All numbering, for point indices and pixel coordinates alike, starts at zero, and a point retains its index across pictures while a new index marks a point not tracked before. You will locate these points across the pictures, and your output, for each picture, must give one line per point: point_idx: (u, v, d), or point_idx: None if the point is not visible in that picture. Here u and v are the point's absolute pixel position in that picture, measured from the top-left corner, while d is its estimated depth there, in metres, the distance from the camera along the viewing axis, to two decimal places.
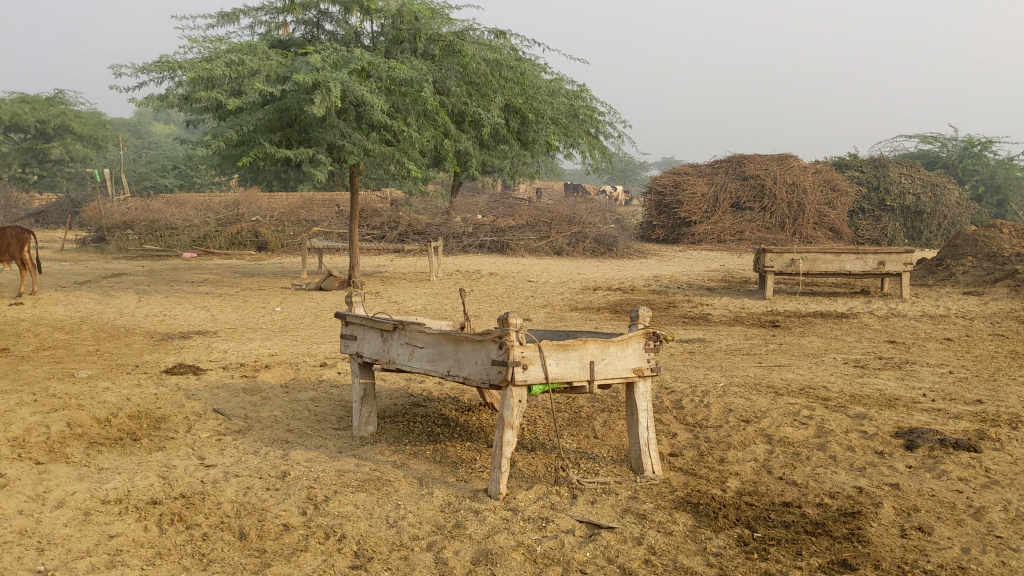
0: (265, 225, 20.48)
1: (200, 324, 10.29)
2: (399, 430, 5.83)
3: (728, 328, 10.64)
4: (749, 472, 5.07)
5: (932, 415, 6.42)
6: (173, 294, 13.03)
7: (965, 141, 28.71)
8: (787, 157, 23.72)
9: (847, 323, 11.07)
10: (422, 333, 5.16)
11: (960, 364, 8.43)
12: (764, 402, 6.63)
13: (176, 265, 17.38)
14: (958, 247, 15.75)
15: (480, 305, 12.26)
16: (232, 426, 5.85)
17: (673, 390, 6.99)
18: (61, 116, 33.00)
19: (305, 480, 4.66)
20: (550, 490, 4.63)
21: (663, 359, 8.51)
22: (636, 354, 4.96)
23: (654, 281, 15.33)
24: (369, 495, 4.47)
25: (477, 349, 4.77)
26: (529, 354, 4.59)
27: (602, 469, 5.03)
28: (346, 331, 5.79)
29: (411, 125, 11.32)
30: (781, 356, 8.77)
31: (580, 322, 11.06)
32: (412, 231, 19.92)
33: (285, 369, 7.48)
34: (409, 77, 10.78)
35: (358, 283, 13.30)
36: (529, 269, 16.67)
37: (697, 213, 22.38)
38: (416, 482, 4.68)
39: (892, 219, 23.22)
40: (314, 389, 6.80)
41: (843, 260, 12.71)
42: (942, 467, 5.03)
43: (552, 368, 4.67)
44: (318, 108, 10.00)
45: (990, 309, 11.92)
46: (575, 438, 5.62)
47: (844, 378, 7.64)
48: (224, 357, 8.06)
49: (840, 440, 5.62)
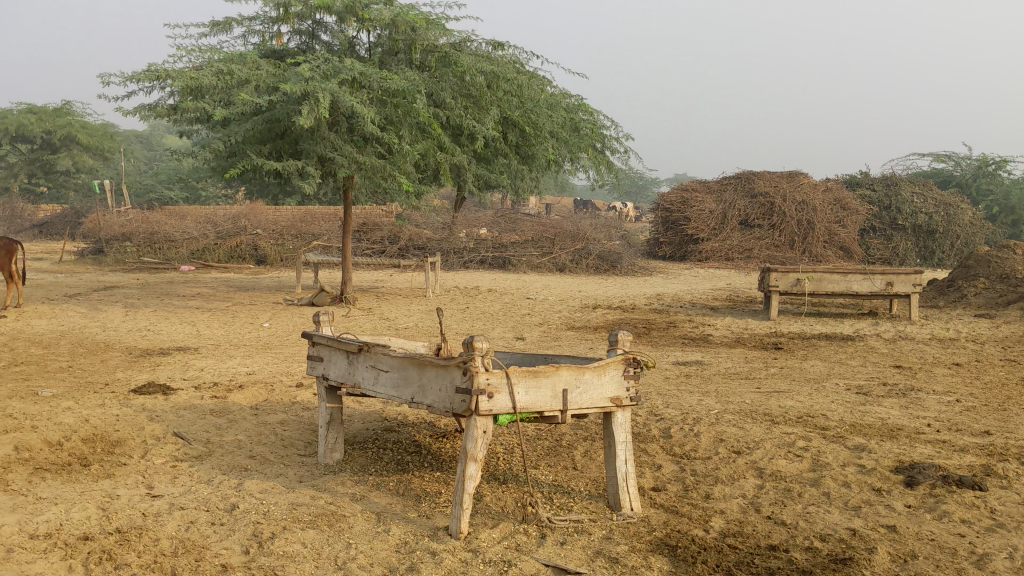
0: (265, 239, 20.26)
1: (183, 340, 10.01)
2: (368, 458, 5.50)
3: (729, 350, 10.29)
4: (735, 510, 4.72)
5: (936, 447, 6.05)
6: (162, 308, 12.76)
7: (980, 160, 28.27)
8: (797, 174, 23.29)
9: (852, 346, 10.69)
10: (387, 356, 4.84)
11: (969, 392, 8.04)
12: (757, 432, 6.27)
13: (171, 278, 17.14)
14: (970, 268, 15.35)
15: (475, 323, 11.94)
16: (190, 451, 5.53)
17: (662, 416, 6.64)
18: (68, 127, 32.92)
19: (254, 514, 4.33)
20: (518, 529, 4.30)
21: (657, 383, 8.15)
22: (614, 382, 4.63)
23: (656, 299, 14.99)
24: (320, 531, 4.13)
25: (442, 375, 4.45)
26: (496, 381, 4.26)
27: (577, 505, 4.69)
28: (313, 353, 5.47)
29: (404, 138, 11.05)
30: (781, 381, 8.40)
31: (575, 341, 10.73)
32: (413, 246, 19.63)
33: (259, 390, 7.16)
34: (401, 87, 10.52)
35: (351, 299, 13.01)
36: (529, 286, 16.35)
37: (704, 230, 22.05)
38: (373, 518, 4.34)
39: (904, 238, 22.80)
40: (284, 412, 6.48)
41: (850, 281, 12.34)
42: (944, 507, 4.66)
43: (521, 397, 4.34)
44: (306, 120, 9.75)
45: (1002, 333, 11.52)
46: (552, 470, 5.28)
47: (845, 406, 7.27)
48: (199, 376, 7.75)
49: (835, 475, 5.26)
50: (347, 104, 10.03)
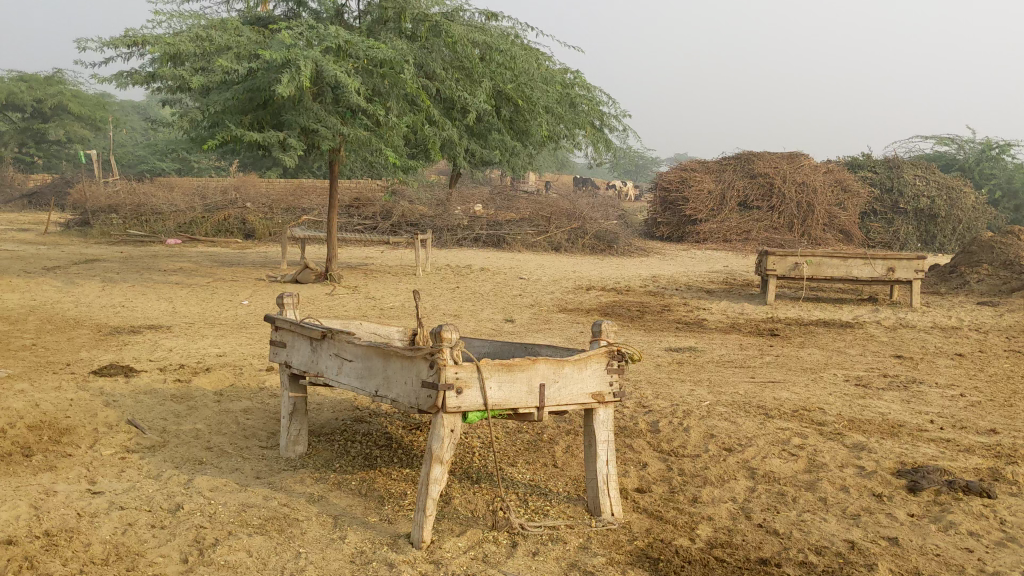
0: (254, 212, 19.82)
1: (157, 318, 9.63)
2: (333, 452, 5.15)
3: (723, 336, 9.92)
4: (725, 517, 4.36)
5: (939, 447, 5.69)
6: (141, 282, 12.37)
7: (983, 144, 27.82)
8: (797, 154, 22.87)
9: (851, 333, 10.33)
10: (351, 344, 4.46)
11: (973, 385, 7.68)
12: (750, 427, 5.92)
13: (156, 252, 16.70)
14: (972, 254, 14.96)
15: (462, 304, 11.55)
16: (143, 441, 5.17)
17: (650, 409, 6.27)
18: (58, 96, 32.39)
19: (199, 517, 3.96)
20: (486, 537, 3.93)
21: (646, 371, 7.79)
22: (595, 377, 4.27)
23: (652, 281, 14.60)
24: (268, 539, 3.77)
25: (407, 367, 4.05)
26: (465, 375, 3.88)
27: (553, 509, 4.32)
28: (276, 338, 5.11)
29: (392, 111, 10.63)
30: (777, 370, 8.04)
31: (565, 325, 10.37)
32: (405, 222, 19.17)
33: (226, 374, 6.80)
34: (388, 57, 10.08)
35: (336, 277, 12.60)
36: (522, 266, 15.96)
37: (702, 211, 21.55)
38: (329, 523, 3.99)
39: (905, 222, 22.40)
40: (249, 399, 6.11)
41: (850, 266, 11.95)
42: (950, 517, 4.31)
43: (493, 392, 3.96)
44: (285, 89, 9.31)
45: (1006, 322, 11.16)
46: (529, 468, 4.92)
47: (843, 400, 6.92)
48: (166, 358, 7.39)
49: (833, 478, 4.90)
50: (329, 73, 9.59)
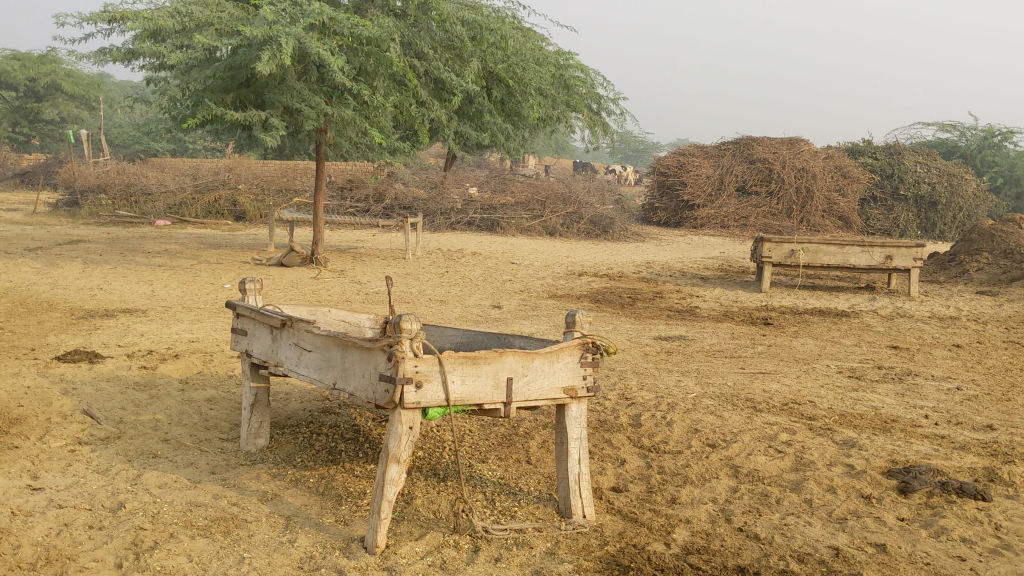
0: (245, 194, 19.53)
1: (134, 301, 9.38)
2: (296, 446, 4.91)
3: (715, 325, 9.66)
4: (703, 519, 4.12)
5: (933, 445, 5.45)
6: (123, 264, 12.10)
7: (986, 131, 27.48)
8: (797, 140, 22.55)
9: (847, 323, 10.08)
10: (310, 333, 4.19)
11: (970, 378, 7.43)
12: (737, 421, 5.67)
13: (143, 234, 16.41)
14: (972, 242, 14.68)
15: (450, 289, 11.29)
16: (97, 432, 4.93)
17: (634, 401, 6.02)
18: (52, 74, 31.93)
19: (141, 517, 3.73)
20: (446, 542, 3.68)
21: (633, 361, 7.53)
22: (567, 370, 4.02)
23: (646, 267, 14.32)
24: (211, 542, 3.53)
25: (365, 359, 3.78)
26: (426, 368, 3.61)
27: (522, 510, 4.08)
28: (237, 325, 4.86)
29: (378, 90, 10.34)
30: (768, 361, 7.78)
31: (554, 312, 10.11)
32: (398, 205, 18.82)
33: (195, 361, 6.55)
34: (374, 35, 9.77)
35: (322, 260, 12.34)
36: (515, 251, 15.70)
37: (700, 196, 21.31)
38: (279, 525, 3.75)
39: (905, 209, 22.11)
40: (215, 388, 5.86)
41: (847, 253, 11.66)
42: (942, 522, 4.07)
43: (456, 387, 3.70)
44: (265, 67, 9.02)
45: (1006, 312, 10.89)
46: (501, 464, 4.67)
47: (835, 392, 6.67)
48: (135, 343, 7.13)
49: (819, 477, 4.66)
50: (312, 50, 9.29)
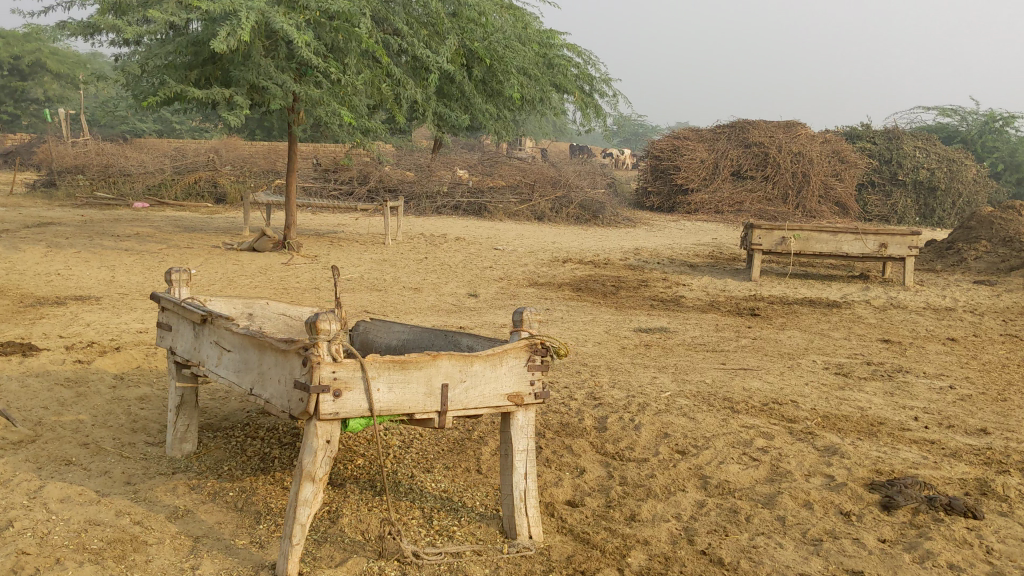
0: (225, 175, 19.06)
1: (91, 287, 8.96)
2: (226, 452, 4.50)
3: (699, 315, 9.25)
4: (663, 540, 3.72)
5: (922, 452, 5.05)
6: (88, 248, 11.66)
7: (986, 116, 26.98)
8: (795, 124, 22.03)
9: (838, 314, 9.67)
10: (229, 331, 3.79)
11: (964, 375, 7.02)
12: (711, 424, 5.26)
13: (118, 216, 15.94)
14: (971, 229, 14.25)
15: (426, 276, 10.87)
16: (11, 434, 4.52)
17: (602, 401, 5.60)
18: (37, 53, 31.07)
19: (29, 539, 3.32)
20: (370, 569, 3.28)
21: (608, 356, 7.11)
22: (512, 375, 3.61)
23: (634, 254, 13.88)
24: (101, 570, 3.14)
25: (281, 363, 3.37)
26: (346, 375, 3.19)
27: (462, 530, 3.67)
28: (163, 320, 4.47)
29: (349, 68, 9.91)
30: (751, 356, 7.36)
31: (532, 300, 9.69)
32: (382, 188, 18.31)
33: (136, 355, 6.13)
34: (343, 9, 9.34)
35: (295, 245, 11.92)
36: (500, 236, 15.24)
37: (694, 180, 20.85)
38: (183, 547, 3.35)
39: (903, 195, 21.67)
40: (152, 385, 5.45)
41: (840, 241, 11.21)
42: (927, 545, 3.67)
43: (382, 396, 3.29)
44: (224, 43, 8.61)
45: (1004, 303, 10.48)
46: (447, 475, 4.26)
47: (820, 391, 6.26)
48: (78, 335, 6.72)
49: (795, 491, 4.25)
50: (275, 25, 8.89)
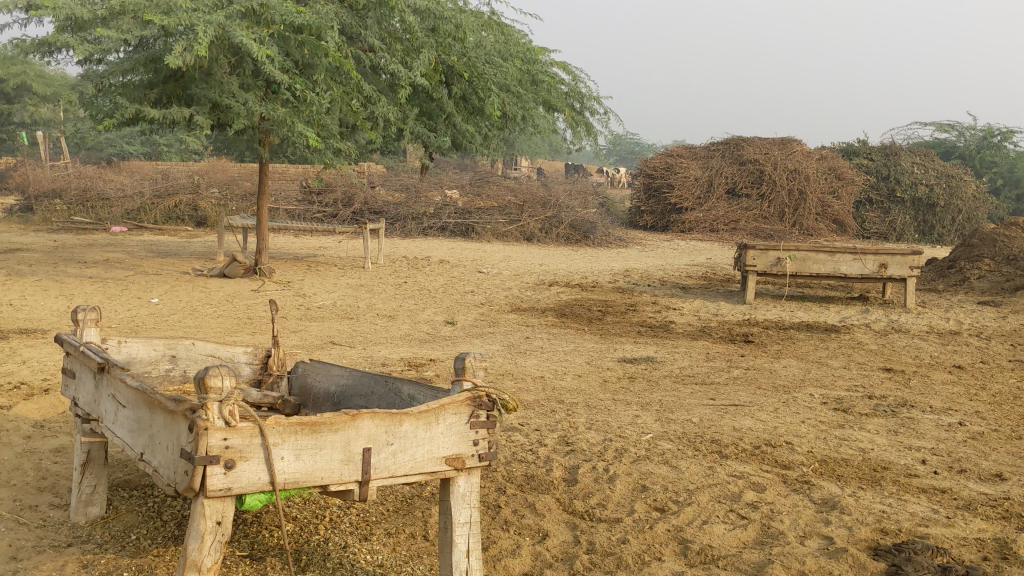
0: (206, 199, 18.54)
1: (41, 319, 8.42)
2: (140, 515, 3.95)
3: (689, 343, 8.70)
4: None
5: (932, 503, 4.48)
6: (50, 276, 11.10)
7: (985, 130, 26.48)
8: (790, 140, 21.54)
9: (837, 340, 9.12)
10: (122, 384, 3.24)
11: (974, 409, 6.46)
12: (695, 473, 4.70)
13: (92, 241, 15.41)
14: (973, 247, 13.72)
15: (402, 302, 10.33)
16: None
17: (575, 447, 5.04)
18: (22, 75, 30.42)
19: None
20: None
21: (587, 392, 6.53)
22: (450, 435, 3.06)
23: (623, 276, 13.35)
24: None
25: (169, 426, 2.82)
26: (240, 443, 2.64)
27: None
28: (67, 366, 3.93)
29: (317, 85, 9.46)
30: (742, 390, 6.80)
31: (512, 328, 9.13)
32: (366, 210, 17.84)
33: (63, 398, 5.57)
34: (307, 22, 8.91)
35: (266, 270, 11.39)
36: (486, 258, 14.72)
37: (688, 199, 20.36)
38: None
39: (901, 212, 21.19)
40: (72, 436, 4.89)
41: (837, 261, 10.64)
42: None
43: (287, 465, 2.74)
44: (181, 59, 8.17)
45: (1010, 325, 9.92)
46: (387, 543, 3.71)
47: (817, 431, 5.70)
48: (8, 375, 6.15)
49: (789, 558, 3.69)
50: (233, 40, 8.45)
